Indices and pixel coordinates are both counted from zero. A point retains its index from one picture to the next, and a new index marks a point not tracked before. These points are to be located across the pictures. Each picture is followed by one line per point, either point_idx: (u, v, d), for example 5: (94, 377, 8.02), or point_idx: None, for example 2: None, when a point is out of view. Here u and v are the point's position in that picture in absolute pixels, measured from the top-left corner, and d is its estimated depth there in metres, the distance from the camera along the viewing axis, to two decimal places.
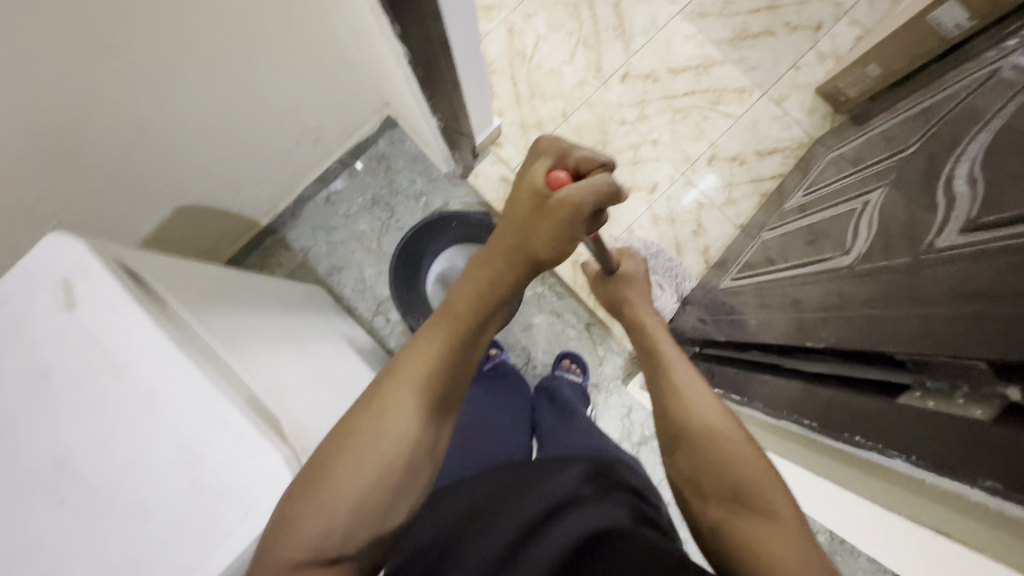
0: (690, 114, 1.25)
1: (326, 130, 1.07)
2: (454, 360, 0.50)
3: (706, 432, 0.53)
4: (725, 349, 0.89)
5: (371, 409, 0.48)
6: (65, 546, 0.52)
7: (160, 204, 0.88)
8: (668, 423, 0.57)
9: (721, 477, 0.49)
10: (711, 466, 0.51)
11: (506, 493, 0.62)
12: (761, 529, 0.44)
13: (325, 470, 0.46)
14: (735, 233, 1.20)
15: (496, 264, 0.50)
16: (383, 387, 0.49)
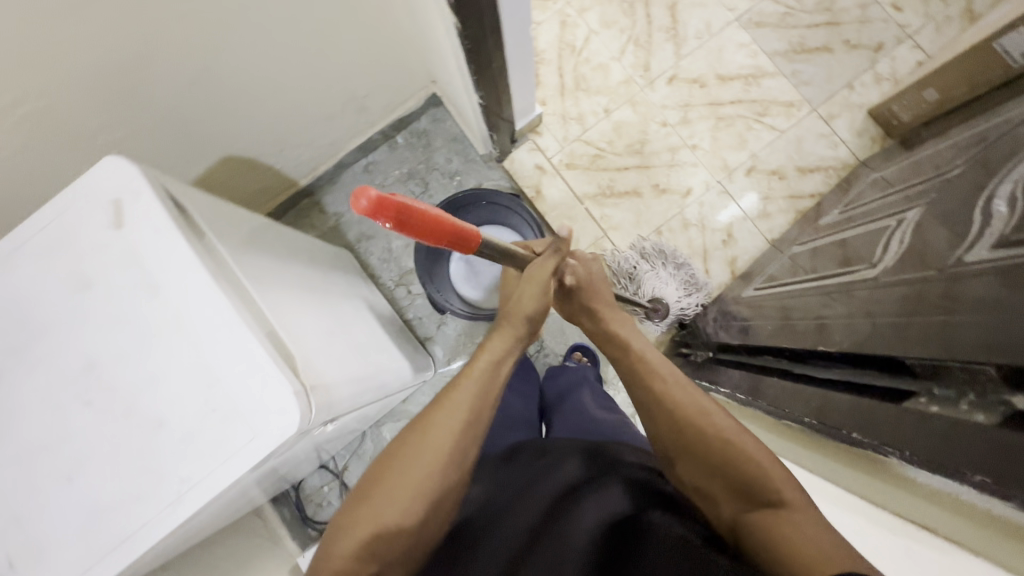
0: (734, 122, 1.24)
1: (373, 100, 1.10)
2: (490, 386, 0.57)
3: (702, 435, 0.54)
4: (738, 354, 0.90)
5: (421, 427, 0.53)
6: (84, 444, 0.56)
7: (208, 150, 0.93)
8: (667, 433, 0.57)
9: (733, 479, 0.50)
10: (721, 467, 0.51)
11: (518, 472, 0.61)
12: (781, 522, 0.45)
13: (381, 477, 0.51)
14: (766, 247, 1.18)
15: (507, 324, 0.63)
16: (431, 410, 0.54)
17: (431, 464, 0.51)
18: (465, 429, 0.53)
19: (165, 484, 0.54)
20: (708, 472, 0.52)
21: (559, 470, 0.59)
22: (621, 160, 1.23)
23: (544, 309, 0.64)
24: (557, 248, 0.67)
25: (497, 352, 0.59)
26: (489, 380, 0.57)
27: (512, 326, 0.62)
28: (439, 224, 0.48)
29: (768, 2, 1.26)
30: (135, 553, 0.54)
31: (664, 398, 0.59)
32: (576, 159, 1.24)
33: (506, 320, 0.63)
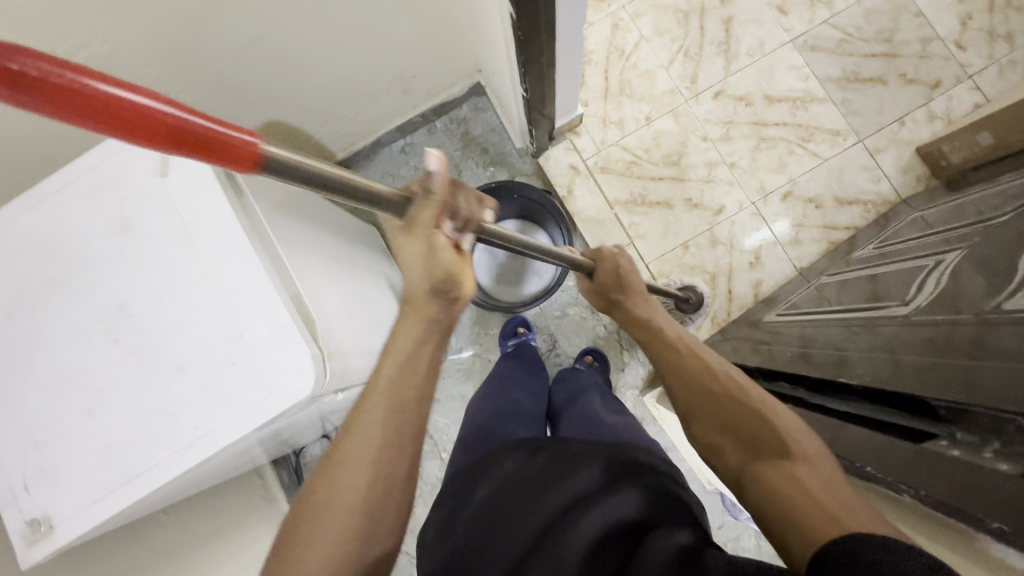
0: (776, 145, 1.22)
1: (418, 82, 1.11)
2: (402, 394, 0.51)
3: (719, 391, 0.57)
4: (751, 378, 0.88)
5: (332, 466, 0.49)
6: (107, 380, 0.57)
7: (253, 114, 0.95)
8: (682, 398, 0.61)
9: (744, 434, 0.52)
10: (731, 421, 0.54)
11: (525, 470, 0.58)
12: (788, 469, 0.46)
13: (299, 527, 0.47)
14: (793, 274, 1.17)
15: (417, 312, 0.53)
16: (343, 443, 0.50)
17: (350, 505, 0.48)
18: (381, 453, 0.49)
19: (179, 428, 0.56)
20: (719, 429, 0.55)
21: (566, 479, 0.54)
22: (656, 170, 1.22)
23: (444, 270, 0.51)
24: (424, 191, 0.48)
25: (403, 352, 0.52)
26: (401, 392, 0.51)
27: (415, 309, 0.53)
28: (143, 114, 0.27)
29: (826, 27, 1.24)
30: (143, 491, 0.56)
31: (680, 369, 0.63)
32: (612, 163, 1.23)
33: (410, 296, 0.53)
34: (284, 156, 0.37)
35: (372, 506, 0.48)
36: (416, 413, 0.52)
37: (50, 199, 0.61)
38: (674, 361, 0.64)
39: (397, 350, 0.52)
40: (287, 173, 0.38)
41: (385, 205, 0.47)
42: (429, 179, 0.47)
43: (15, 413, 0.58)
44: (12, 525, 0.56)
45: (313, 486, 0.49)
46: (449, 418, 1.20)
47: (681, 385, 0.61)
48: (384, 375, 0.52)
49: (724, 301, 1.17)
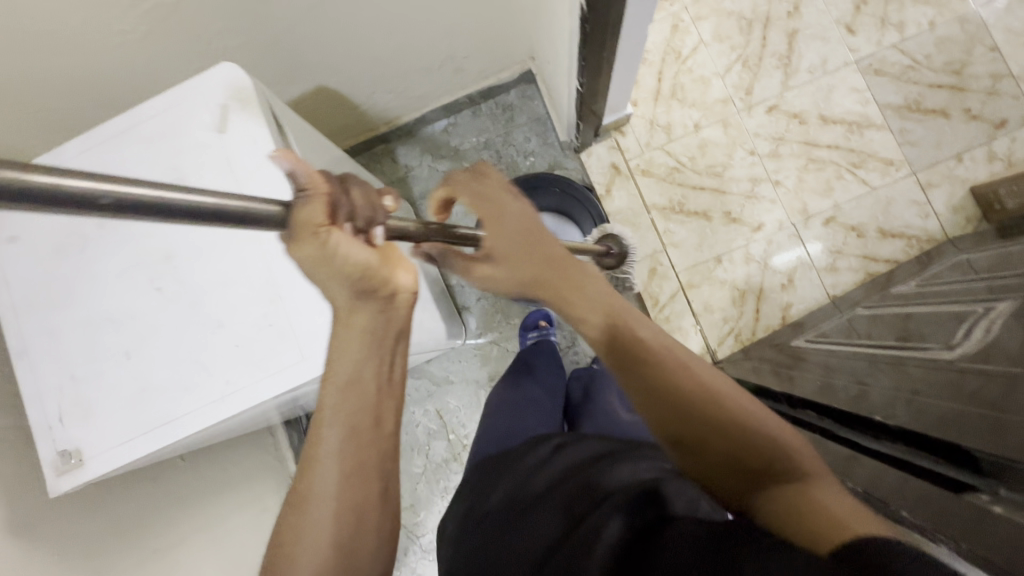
0: (825, 167, 1.19)
1: (470, 62, 1.10)
2: (355, 417, 0.51)
3: (717, 420, 0.50)
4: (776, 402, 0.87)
5: (296, 510, 0.49)
6: (147, 325, 0.59)
7: (305, 77, 0.95)
8: (670, 424, 0.51)
9: (742, 465, 0.47)
10: (728, 450, 0.48)
11: (488, 519, 0.57)
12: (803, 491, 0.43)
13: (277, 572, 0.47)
14: (825, 301, 1.14)
15: (354, 324, 0.50)
16: (304, 478, 0.50)
17: (321, 543, 0.48)
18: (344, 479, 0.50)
19: (211, 381, 0.57)
20: (716, 465, 0.49)
21: (528, 523, 0.52)
22: (698, 179, 1.20)
23: (365, 267, 0.47)
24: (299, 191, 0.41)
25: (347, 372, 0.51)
26: (354, 415, 0.51)
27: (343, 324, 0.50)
28: None
29: (893, 51, 1.20)
30: (173, 437, 0.57)
31: (667, 387, 0.52)
32: (653, 167, 1.21)
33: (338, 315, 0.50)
34: (59, 180, 0.26)
35: (346, 535, 0.49)
36: (373, 433, 0.52)
37: (109, 142, 0.62)
38: (649, 385, 0.52)
39: (338, 375, 0.51)
40: (68, 200, 0.26)
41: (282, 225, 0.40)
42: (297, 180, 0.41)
43: (57, 347, 0.60)
44: (43, 454, 0.58)
45: (284, 526, 0.49)
46: (461, 400, 1.21)
47: (658, 411, 0.52)
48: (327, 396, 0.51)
49: (751, 319, 1.16)
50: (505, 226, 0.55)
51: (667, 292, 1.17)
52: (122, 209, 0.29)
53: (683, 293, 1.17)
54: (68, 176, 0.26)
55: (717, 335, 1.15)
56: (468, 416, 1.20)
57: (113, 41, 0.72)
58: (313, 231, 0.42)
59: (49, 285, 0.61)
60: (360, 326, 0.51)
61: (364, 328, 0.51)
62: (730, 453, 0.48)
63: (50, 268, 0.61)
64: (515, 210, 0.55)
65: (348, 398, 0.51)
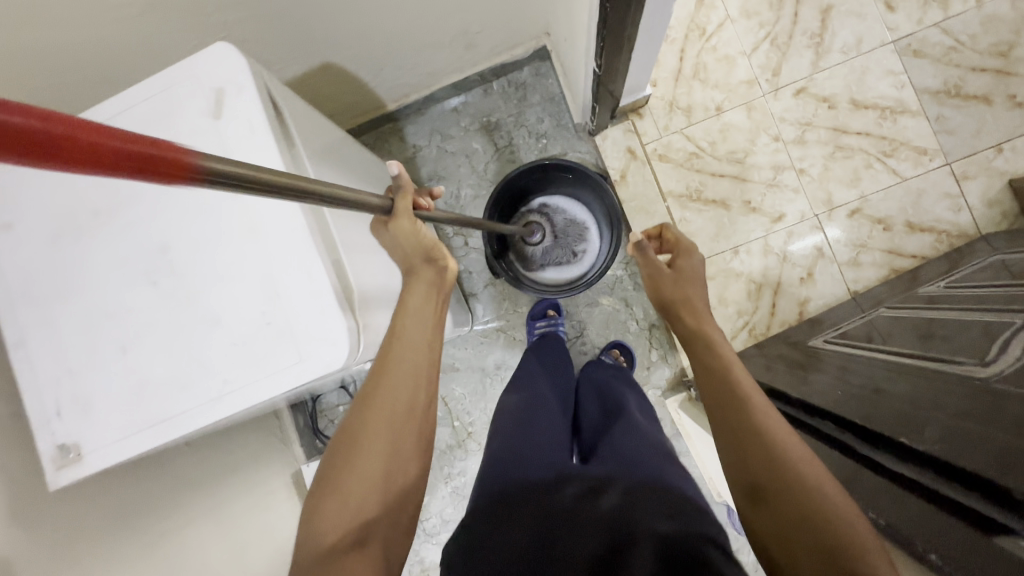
0: (854, 155, 1.12)
1: (482, 38, 1.04)
2: (421, 330, 0.58)
3: (793, 477, 0.46)
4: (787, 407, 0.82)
5: (362, 400, 0.53)
6: (144, 320, 0.57)
7: (309, 54, 0.90)
8: (757, 470, 0.49)
9: (818, 537, 0.42)
10: (806, 519, 0.44)
11: (506, 525, 0.53)
12: None
13: (341, 454, 0.49)
14: (845, 297, 1.10)
15: (424, 275, 0.63)
16: (376, 378, 0.54)
17: (383, 433, 0.50)
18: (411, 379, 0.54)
19: (210, 380, 0.55)
20: (793, 524, 0.44)
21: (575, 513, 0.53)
22: (718, 166, 1.15)
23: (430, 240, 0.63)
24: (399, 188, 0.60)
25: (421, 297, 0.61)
26: (418, 333, 0.58)
27: (422, 272, 0.63)
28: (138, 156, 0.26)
29: (935, 31, 1.11)
30: (173, 433, 0.56)
31: (727, 368, 0.59)
32: (671, 152, 1.16)
33: (410, 268, 0.63)
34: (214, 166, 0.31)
35: (407, 430, 0.52)
36: (432, 356, 0.58)
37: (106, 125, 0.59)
38: (728, 418, 0.54)
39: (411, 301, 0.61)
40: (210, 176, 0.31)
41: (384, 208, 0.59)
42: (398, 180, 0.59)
43: (56, 340, 0.58)
44: (42, 448, 0.57)
45: (350, 421, 0.52)
46: (466, 388, 1.19)
47: (736, 421, 0.53)
48: (409, 313, 0.59)
49: (766, 313, 1.12)
50: (692, 255, 0.76)
51: None
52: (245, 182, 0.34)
53: None
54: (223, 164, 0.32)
55: (730, 330, 1.13)
56: (472, 404, 1.19)
57: (107, 15, 0.68)
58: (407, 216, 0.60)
59: (46, 276, 0.59)
60: (427, 275, 0.63)
61: (430, 278, 0.63)
62: (800, 511, 0.44)
63: (47, 257, 0.59)
64: (695, 259, 0.76)
65: (417, 318, 0.59)
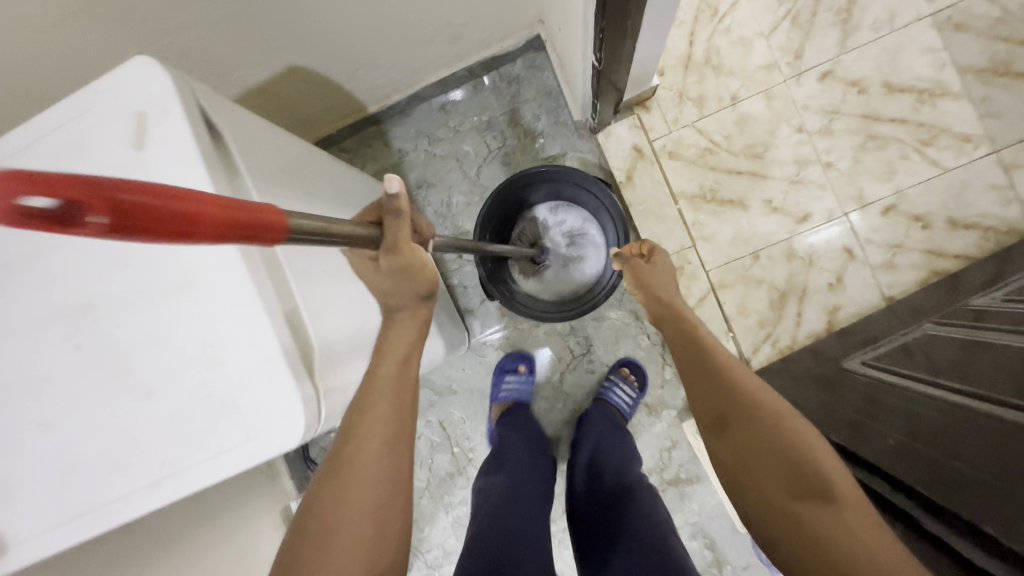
0: (888, 145, 1.01)
1: (468, 30, 0.94)
2: (401, 388, 0.53)
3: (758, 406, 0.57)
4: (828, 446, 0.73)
5: (335, 479, 0.47)
6: (68, 390, 0.48)
7: (272, 57, 0.80)
8: (720, 402, 0.59)
9: (780, 462, 0.52)
10: (768, 443, 0.54)
11: None
12: (833, 519, 0.46)
13: (313, 548, 0.44)
14: (879, 304, 0.99)
15: (405, 323, 0.56)
16: (346, 463, 0.48)
17: (362, 519, 0.46)
18: (391, 449, 0.50)
19: (146, 461, 0.47)
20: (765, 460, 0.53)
21: None
22: (735, 162, 1.04)
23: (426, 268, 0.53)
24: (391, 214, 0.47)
25: (400, 351, 0.54)
26: (397, 393, 0.52)
27: (409, 313, 0.56)
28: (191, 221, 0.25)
29: (979, 1, 0.99)
30: (105, 524, 0.49)
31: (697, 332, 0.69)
32: (682, 148, 1.05)
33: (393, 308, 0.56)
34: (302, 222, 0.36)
35: (385, 510, 0.48)
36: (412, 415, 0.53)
37: (18, 159, 0.50)
38: (693, 371, 0.65)
39: (393, 354, 0.54)
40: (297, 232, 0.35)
41: (372, 242, 0.47)
42: (393, 202, 0.46)
43: None
44: None
45: (319, 506, 0.46)
46: (465, 412, 1.11)
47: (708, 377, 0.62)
48: (383, 376, 0.52)
49: (791, 324, 1.02)
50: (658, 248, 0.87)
51: (696, 294, 1.03)
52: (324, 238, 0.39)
53: (714, 295, 1.03)
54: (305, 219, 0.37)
55: (751, 343, 1.02)
56: (473, 429, 1.11)
57: (23, 25, 0.59)
58: (404, 245, 0.49)
59: None
60: (410, 321, 0.56)
61: (412, 326, 0.56)
62: (768, 444, 0.54)
63: None
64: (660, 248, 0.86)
65: (398, 375, 0.53)
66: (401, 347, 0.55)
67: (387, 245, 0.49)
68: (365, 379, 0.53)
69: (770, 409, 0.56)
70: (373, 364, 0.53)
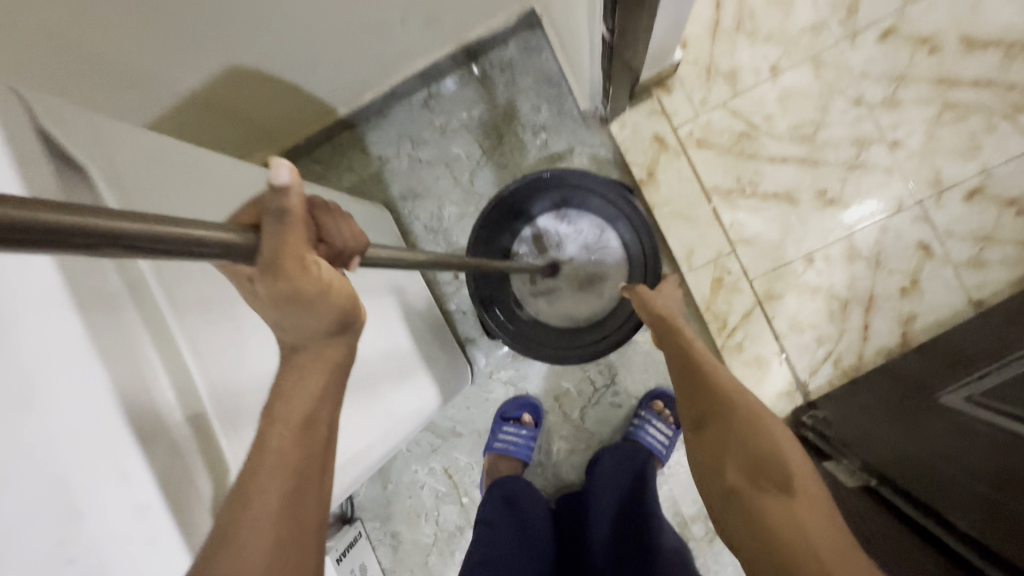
0: (970, 115, 0.82)
1: (447, 8, 0.77)
2: (303, 454, 0.36)
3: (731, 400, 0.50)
4: (897, 496, 0.59)
5: None
6: None
7: (203, 57, 0.65)
8: (696, 399, 0.53)
9: (744, 456, 0.47)
10: (737, 438, 0.48)
11: None
12: (783, 511, 0.42)
13: None
14: (965, 310, 0.81)
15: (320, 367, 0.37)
16: None
17: None
18: (280, 549, 0.33)
19: None
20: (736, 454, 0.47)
21: None
22: (779, 147, 0.86)
23: (338, 305, 0.35)
24: (274, 216, 0.30)
25: (299, 415, 0.36)
26: (294, 465, 0.35)
27: (312, 353, 0.37)
28: None
29: None
30: None
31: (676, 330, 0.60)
32: (713, 135, 0.87)
33: (301, 344, 0.37)
34: (38, 212, 0.19)
35: None
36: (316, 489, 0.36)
37: None
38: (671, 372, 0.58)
39: (292, 407, 0.36)
40: (5, 229, 0.18)
41: (239, 252, 0.29)
42: (278, 198, 0.30)
43: None
44: None
45: None
46: (473, 457, 0.96)
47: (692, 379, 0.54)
48: (272, 446, 0.34)
49: (857, 339, 0.84)
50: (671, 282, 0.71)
51: (738, 309, 0.86)
52: (109, 247, 0.22)
53: (760, 310, 0.86)
54: (61, 210, 0.20)
55: (809, 364, 0.85)
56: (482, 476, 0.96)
57: None
58: (293, 260, 0.31)
59: None
60: (324, 353, 0.37)
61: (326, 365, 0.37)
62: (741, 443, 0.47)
63: None
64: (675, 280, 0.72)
65: (298, 436, 0.35)
66: (306, 393, 0.36)
67: (265, 260, 0.30)
68: (251, 457, 0.35)
69: (743, 407, 0.50)
70: (261, 422, 0.36)
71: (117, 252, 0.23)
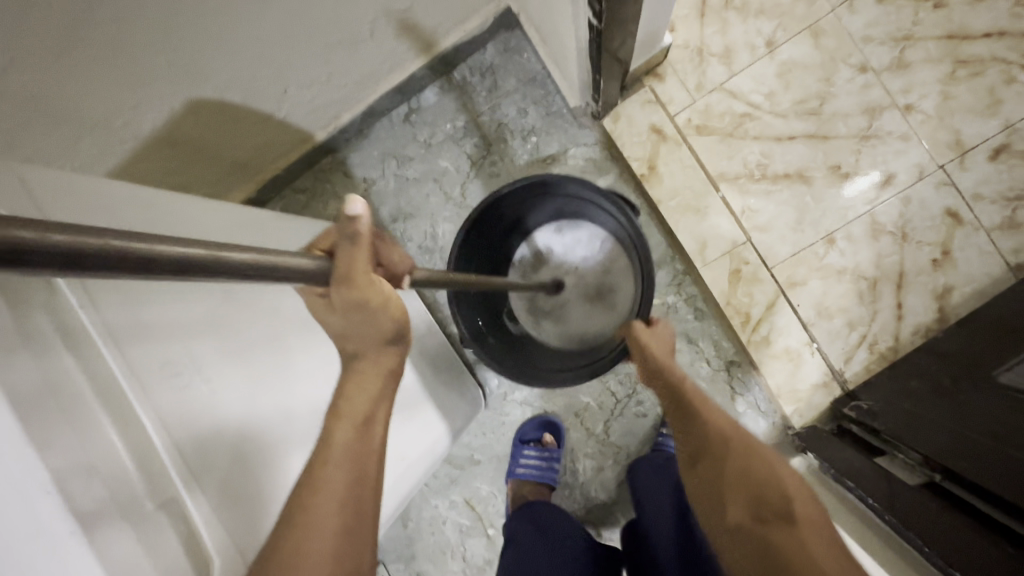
0: (985, 69, 0.77)
1: (418, 17, 0.73)
2: (362, 457, 0.36)
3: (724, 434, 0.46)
4: (967, 491, 0.52)
5: None
6: None
7: (162, 94, 0.60)
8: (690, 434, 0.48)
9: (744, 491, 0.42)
10: (734, 473, 0.43)
11: None
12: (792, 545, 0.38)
13: None
14: (1005, 276, 0.76)
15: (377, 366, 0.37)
16: None
17: None
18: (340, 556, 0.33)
19: None
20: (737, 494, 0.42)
21: None
22: (785, 125, 0.81)
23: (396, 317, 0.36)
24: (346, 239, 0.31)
25: (361, 414, 0.36)
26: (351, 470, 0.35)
27: (372, 361, 0.37)
28: None
29: None
30: None
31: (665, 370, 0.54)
32: (713, 119, 0.82)
33: (361, 351, 0.37)
34: (44, 236, 0.17)
35: None
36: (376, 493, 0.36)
37: None
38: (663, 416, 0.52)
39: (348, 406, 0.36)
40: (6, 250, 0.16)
41: (312, 277, 0.30)
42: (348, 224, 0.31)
43: None
44: None
45: None
46: (495, 484, 0.90)
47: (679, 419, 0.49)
48: (337, 447, 0.35)
49: (891, 319, 0.78)
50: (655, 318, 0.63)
51: (761, 301, 0.80)
52: (139, 271, 0.21)
53: (784, 299, 0.80)
54: (75, 232, 0.18)
55: (843, 351, 0.79)
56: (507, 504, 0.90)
57: None
58: (366, 277, 0.33)
59: None
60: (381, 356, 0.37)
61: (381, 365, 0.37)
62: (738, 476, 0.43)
63: None
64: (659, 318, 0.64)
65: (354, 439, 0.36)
66: (365, 393, 0.36)
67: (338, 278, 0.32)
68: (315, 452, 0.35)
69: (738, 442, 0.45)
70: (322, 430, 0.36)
71: (124, 274, 0.20)
